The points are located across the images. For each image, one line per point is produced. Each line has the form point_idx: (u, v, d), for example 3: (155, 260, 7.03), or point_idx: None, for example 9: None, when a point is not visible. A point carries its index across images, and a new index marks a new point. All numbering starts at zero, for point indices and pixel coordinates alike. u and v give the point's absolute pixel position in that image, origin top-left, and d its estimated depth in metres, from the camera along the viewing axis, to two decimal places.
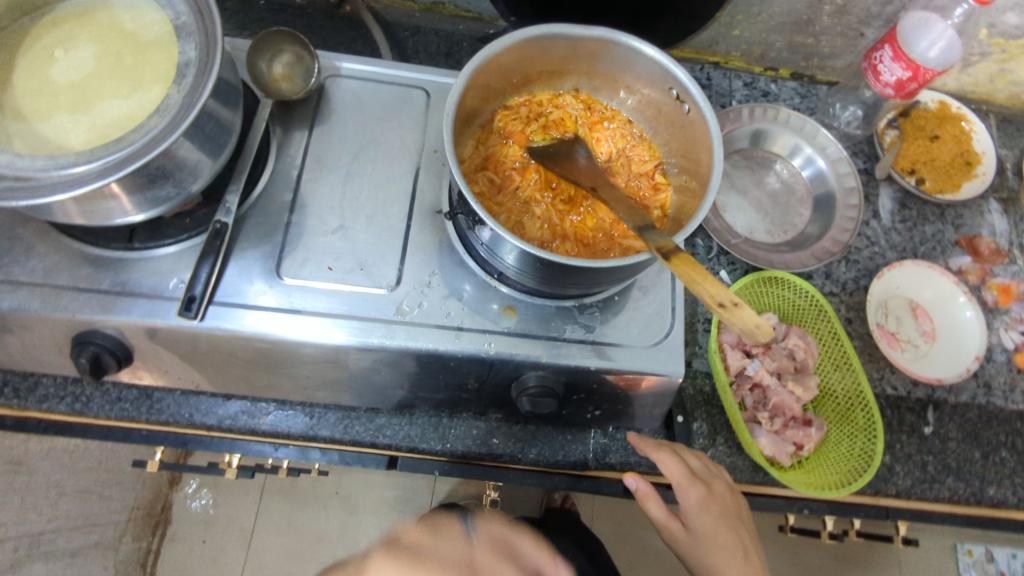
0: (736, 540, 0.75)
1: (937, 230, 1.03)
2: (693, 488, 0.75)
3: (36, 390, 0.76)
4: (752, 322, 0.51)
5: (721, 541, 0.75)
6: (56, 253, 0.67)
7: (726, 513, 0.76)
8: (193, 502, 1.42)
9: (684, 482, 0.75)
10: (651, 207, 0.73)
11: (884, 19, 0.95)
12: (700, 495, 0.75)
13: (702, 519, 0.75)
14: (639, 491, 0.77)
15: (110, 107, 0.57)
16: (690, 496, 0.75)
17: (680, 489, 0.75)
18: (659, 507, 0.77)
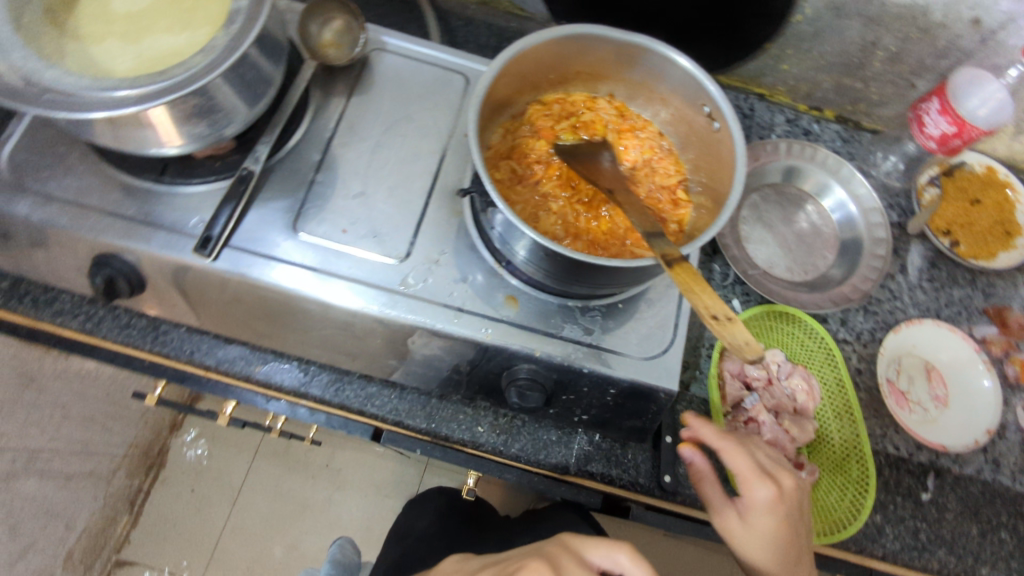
0: (794, 548, 0.66)
1: (965, 295, 1.00)
2: (762, 485, 0.66)
3: (53, 304, 0.79)
4: (741, 338, 0.51)
5: (780, 544, 0.66)
6: (91, 175, 0.70)
7: (792, 515, 0.67)
8: (189, 451, 1.46)
9: (751, 476, 0.66)
10: (668, 219, 0.73)
11: (938, 72, 0.94)
12: (772, 495, 0.65)
13: (765, 520, 0.66)
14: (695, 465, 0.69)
15: (159, 41, 0.61)
16: (760, 491, 0.65)
17: (748, 484, 0.66)
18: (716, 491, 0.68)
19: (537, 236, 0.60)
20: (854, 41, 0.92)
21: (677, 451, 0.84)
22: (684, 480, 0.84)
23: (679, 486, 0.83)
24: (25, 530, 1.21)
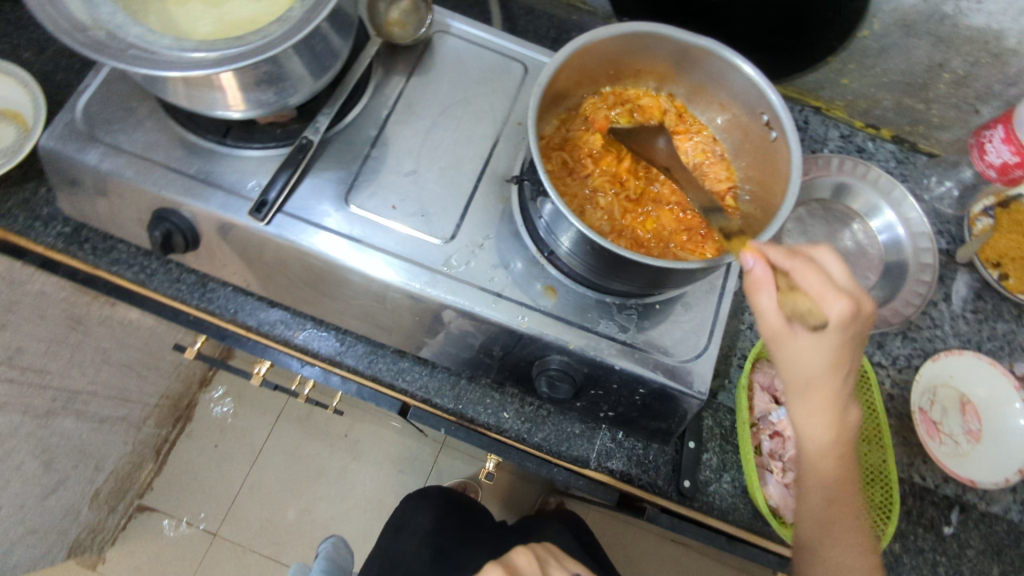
0: (847, 364, 0.59)
1: (1009, 330, 0.98)
2: (841, 304, 0.53)
3: (110, 253, 0.82)
4: (805, 307, 0.54)
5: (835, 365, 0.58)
6: (160, 131, 0.73)
7: (851, 343, 0.57)
8: (215, 407, 1.58)
9: (824, 292, 0.54)
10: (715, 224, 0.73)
11: (1004, 99, 0.92)
12: (846, 316, 0.54)
13: (826, 340, 0.55)
14: (754, 272, 0.56)
15: (238, 7, 0.64)
16: (830, 309, 0.53)
17: (822, 302, 0.54)
18: (774, 303, 0.56)
19: (584, 228, 0.60)
20: (921, 61, 0.91)
21: (698, 457, 0.84)
22: (703, 486, 0.84)
23: (698, 492, 0.83)
24: (59, 466, 1.20)
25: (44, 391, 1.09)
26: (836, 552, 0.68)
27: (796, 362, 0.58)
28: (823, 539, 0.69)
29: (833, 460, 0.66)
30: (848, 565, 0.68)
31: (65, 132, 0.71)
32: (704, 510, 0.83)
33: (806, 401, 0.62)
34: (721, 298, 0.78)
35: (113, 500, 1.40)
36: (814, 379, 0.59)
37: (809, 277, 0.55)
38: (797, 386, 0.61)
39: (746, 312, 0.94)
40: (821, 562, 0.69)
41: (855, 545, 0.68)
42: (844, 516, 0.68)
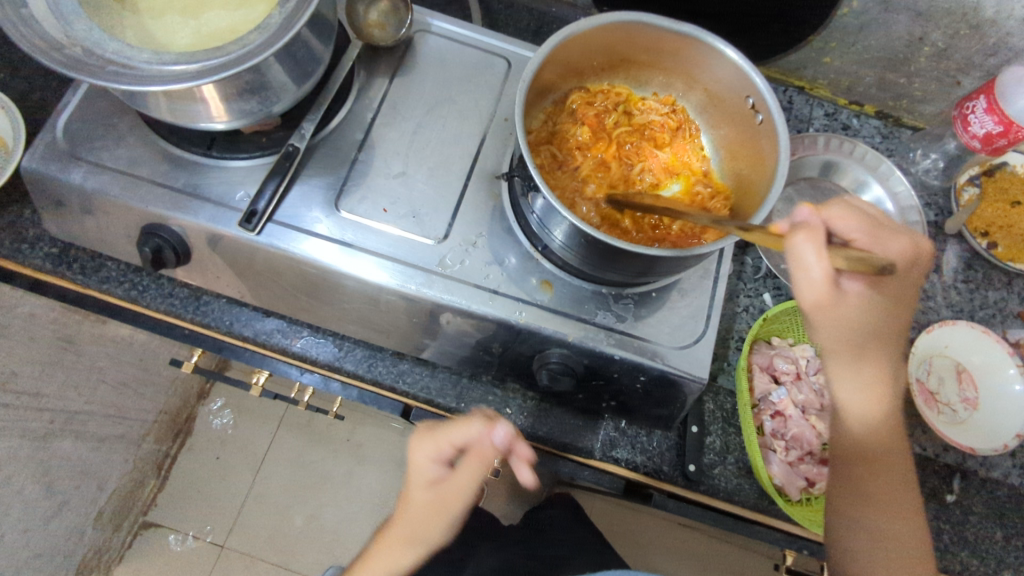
0: (888, 313, 0.61)
1: (1000, 297, 0.99)
2: (888, 240, 0.60)
3: (100, 271, 0.82)
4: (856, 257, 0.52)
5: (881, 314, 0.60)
6: (143, 146, 0.72)
7: (890, 285, 0.61)
8: (214, 420, 1.57)
9: (870, 235, 0.58)
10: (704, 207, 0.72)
11: (985, 70, 0.93)
12: (902, 257, 0.60)
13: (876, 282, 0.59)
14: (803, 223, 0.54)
15: (215, 17, 0.62)
16: (884, 249, 0.59)
17: (873, 247, 0.58)
18: (824, 261, 0.53)
19: (576, 220, 0.60)
20: (901, 35, 0.91)
21: (701, 441, 0.84)
22: (708, 470, 0.84)
23: (703, 476, 0.83)
24: (61, 488, 1.19)
25: (41, 414, 1.08)
26: (881, 518, 0.68)
27: (841, 320, 0.58)
28: (862, 508, 0.68)
29: (879, 432, 0.66)
30: (891, 528, 0.68)
31: (47, 152, 0.70)
32: (709, 493, 0.83)
33: (854, 367, 0.62)
34: (715, 283, 0.78)
35: (118, 519, 1.39)
36: (863, 339, 0.60)
37: (855, 229, 0.58)
38: (846, 350, 0.61)
39: (741, 294, 0.94)
40: (865, 530, 0.68)
41: (901, 511, 0.68)
42: (887, 486, 0.68)
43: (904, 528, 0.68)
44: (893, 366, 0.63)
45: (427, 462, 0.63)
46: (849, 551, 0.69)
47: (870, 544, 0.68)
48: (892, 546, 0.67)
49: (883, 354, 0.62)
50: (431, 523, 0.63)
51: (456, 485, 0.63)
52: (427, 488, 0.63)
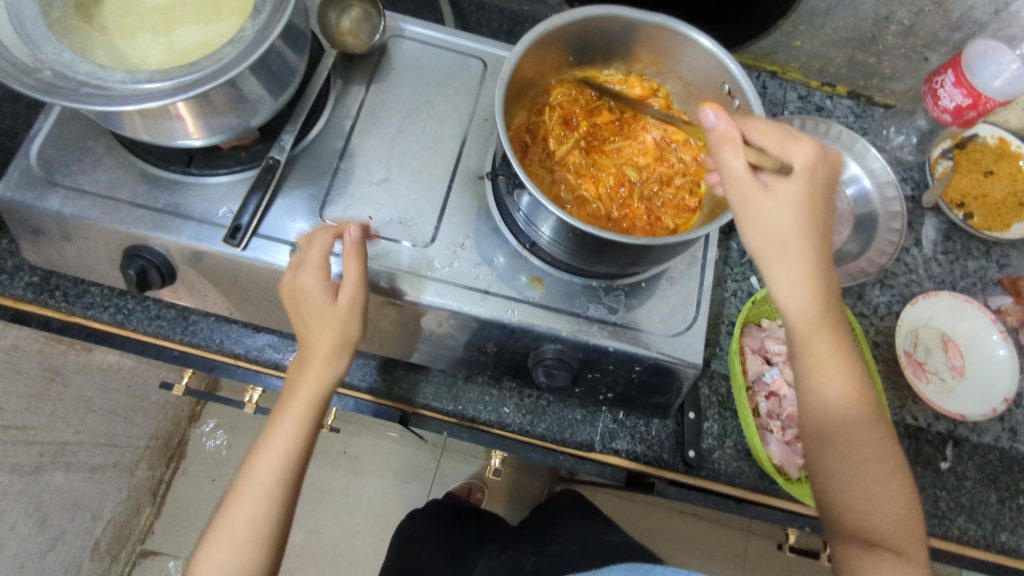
0: (818, 219, 0.58)
1: (980, 266, 1.01)
2: (797, 146, 0.57)
3: (83, 298, 0.80)
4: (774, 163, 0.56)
5: (808, 220, 0.57)
6: (120, 168, 0.71)
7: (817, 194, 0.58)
8: (207, 441, 1.54)
9: (783, 141, 0.57)
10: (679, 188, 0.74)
11: (950, 45, 0.95)
12: (807, 161, 0.56)
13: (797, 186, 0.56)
14: (718, 132, 0.55)
15: (187, 32, 0.61)
16: (801, 157, 0.56)
17: (783, 151, 0.56)
18: (744, 161, 0.55)
19: (561, 213, 0.60)
20: (868, 15, 0.93)
21: (698, 427, 0.85)
22: (708, 454, 0.85)
23: (703, 460, 0.84)
24: (54, 521, 1.16)
25: (30, 447, 1.07)
26: (847, 435, 0.65)
27: (766, 222, 0.56)
28: (837, 430, 0.65)
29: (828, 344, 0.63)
30: (859, 442, 0.66)
31: (22, 180, 0.69)
32: (711, 477, 0.84)
33: (787, 272, 0.58)
34: (703, 269, 0.79)
35: (115, 549, 1.37)
36: (788, 239, 0.57)
37: (766, 137, 0.57)
38: (773, 251, 0.58)
39: (729, 279, 0.95)
40: (837, 451, 0.65)
41: (872, 428, 0.66)
42: (854, 402, 0.65)
43: (874, 443, 0.66)
44: (823, 267, 0.59)
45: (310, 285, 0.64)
46: (829, 475, 0.66)
47: (847, 466, 0.65)
48: (871, 462, 0.65)
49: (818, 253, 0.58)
50: (338, 326, 0.65)
51: (347, 286, 0.64)
52: (322, 301, 0.64)
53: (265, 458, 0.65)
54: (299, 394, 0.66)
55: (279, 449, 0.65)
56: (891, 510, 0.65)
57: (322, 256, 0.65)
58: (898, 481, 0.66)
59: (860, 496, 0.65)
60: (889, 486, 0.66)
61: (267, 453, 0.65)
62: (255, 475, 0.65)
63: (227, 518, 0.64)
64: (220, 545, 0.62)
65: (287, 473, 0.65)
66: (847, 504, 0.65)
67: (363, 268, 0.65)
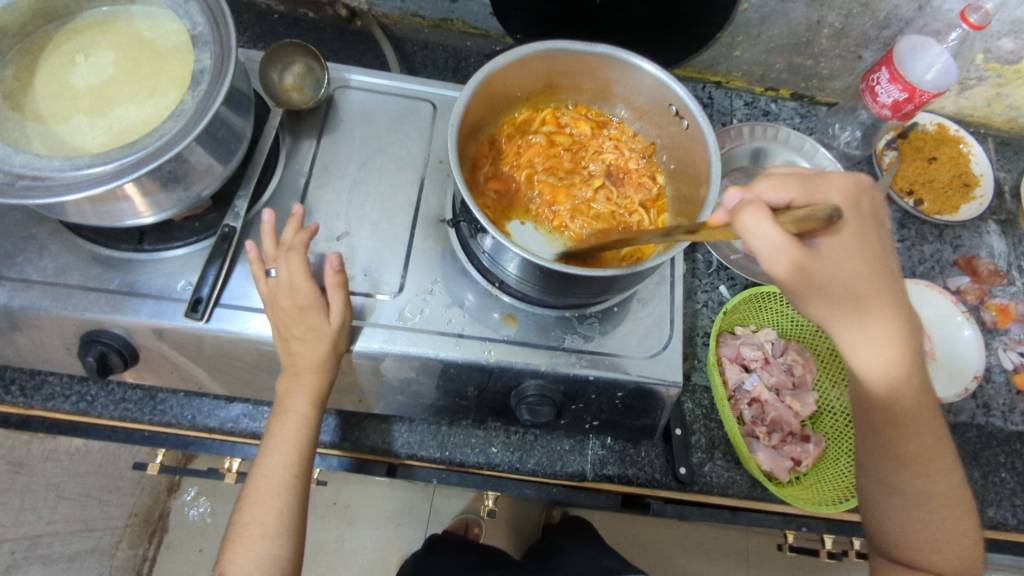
0: (873, 256, 0.55)
1: (935, 250, 1.04)
2: (827, 189, 0.54)
3: (42, 389, 0.77)
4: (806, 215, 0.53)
5: (862, 258, 0.54)
6: (67, 253, 0.68)
7: (868, 229, 0.55)
8: (190, 510, 1.44)
9: (813, 188, 0.54)
10: (644, 197, 0.77)
11: (881, 42, 0.98)
12: (842, 202, 0.54)
13: (846, 231, 0.53)
14: (744, 202, 0.50)
15: (126, 111, 0.59)
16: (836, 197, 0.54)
17: (817, 200, 0.54)
18: (780, 229, 0.48)
19: (526, 253, 0.60)
20: (801, 21, 0.96)
21: (686, 443, 0.85)
22: (698, 468, 0.85)
23: (694, 476, 0.84)
24: None
25: None
26: (919, 478, 0.64)
27: (829, 281, 0.53)
28: (894, 466, 0.65)
29: (905, 386, 0.61)
30: (929, 486, 0.64)
31: None
32: (704, 490, 0.84)
33: (859, 321, 0.57)
34: (672, 286, 0.79)
35: None
36: (854, 289, 0.55)
37: (790, 192, 0.54)
38: (843, 306, 0.56)
39: (699, 290, 0.96)
40: (898, 490, 0.65)
41: (940, 469, 0.65)
42: (927, 445, 0.64)
43: (942, 484, 0.64)
44: (896, 310, 0.57)
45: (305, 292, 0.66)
46: (882, 509, 0.66)
47: (905, 504, 0.65)
48: (936, 501, 0.64)
49: (883, 302, 0.56)
50: (331, 341, 0.65)
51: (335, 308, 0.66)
52: (317, 320, 0.65)
53: (277, 461, 0.65)
54: (298, 396, 0.66)
55: (287, 450, 0.66)
56: (954, 549, 0.62)
57: (306, 278, 0.67)
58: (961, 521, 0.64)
59: (922, 535, 0.63)
60: (953, 527, 0.63)
61: (277, 455, 0.66)
62: (263, 476, 0.65)
63: (247, 517, 0.63)
64: (252, 541, 0.62)
65: (297, 472, 0.66)
66: (904, 540, 0.64)
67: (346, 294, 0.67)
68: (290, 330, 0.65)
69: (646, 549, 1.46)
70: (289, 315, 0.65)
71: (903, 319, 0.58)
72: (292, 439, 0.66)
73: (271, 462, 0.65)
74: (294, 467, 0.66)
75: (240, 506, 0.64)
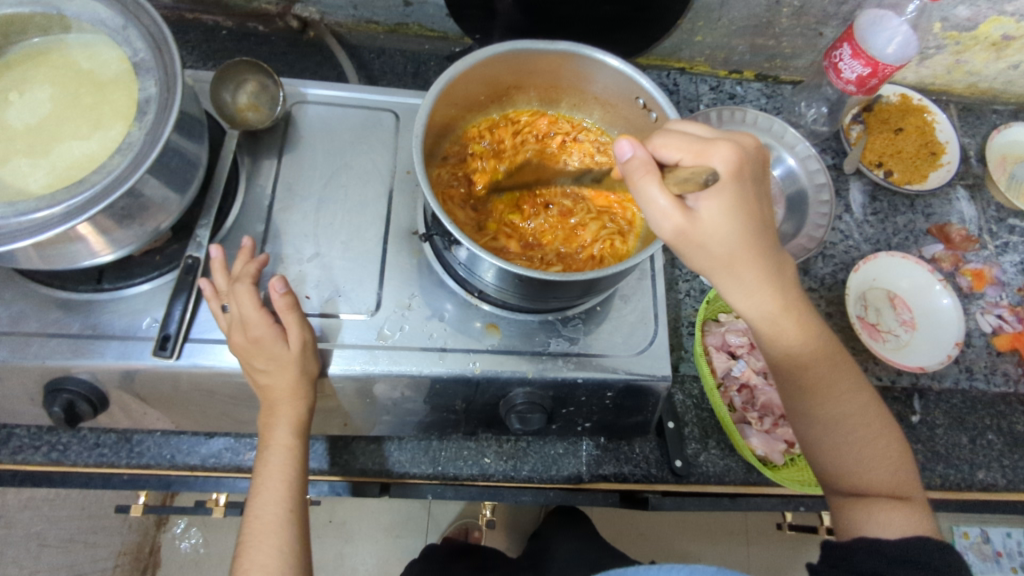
0: (751, 215, 0.53)
1: (909, 220, 1.05)
2: (717, 151, 0.51)
3: (9, 442, 0.74)
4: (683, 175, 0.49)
5: (744, 224, 0.53)
6: (22, 299, 0.65)
7: (752, 197, 0.53)
8: (181, 543, 1.34)
9: (700, 149, 0.51)
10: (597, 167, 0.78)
11: (841, 18, 0.98)
12: (730, 163, 0.51)
13: (733, 196, 0.51)
14: (636, 162, 0.51)
15: (70, 148, 0.56)
16: (723, 160, 0.50)
17: (702, 161, 0.51)
18: (664, 196, 0.50)
19: (500, 262, 0.58)
20: (759, 3, 0.95)
21: (680, 436, 0.84)
22: (694, 459, 0.84)
23: (691, 467, 0.83)
24: None
25: None
26: (830, 407, 0.64)
27: (711, 245, 0.53)
28: (807, 402, 0.65)
29: (798, 328, 0.61)
30: (851, 412, 0.64)
31: None
32: (701, 481, 0.83)
33: (737, 278, 0.56)
34: (654, 280, 0.78)
35: None
36: (733, 251, 0.54)
37: (679, 149, 0.52)
38: (720, 264, 0.55)
39: (680, 280, 0.95)
40: (819, 422, 0.64)
41: (849, 392, 0.65)
42: (824, 375, 0.64)
43: (854, 406, 0.65)
44: (780, 272, 0.57)
45: (257, 316, 0.62)
46: (814, 443, 0.65)
47: (832, 434, 0.64)
48: (856, 425, 0.64)
49: (758, 253, 0.55)
50: (297, 366, 0.63)
51: (289, 329, 0.63)
52: (276, 348, 0.62)
53: (267, 500, 0.63)
54: (279, 428, 0.64)
55: (278, 486, 0.64)
56: (884, 465, 0.63)
57: (256, 308, 0.63)
58: (887, 439, 0.65)
59: (852, 461, 0.64)
60: (878, 445, 0.64)
61: (266, 493, 0.64)
62: (256, 514, 0.63)
63: (246, 562, 0.60)
64: None
65: (292, 506, 0.64)
66: (840, 469, 0.64)
67: (300, 313, 0.64)
68: (254, 362, 0.63)
69: (643, 536, 1.47)
70: (249, 348, 0.63)
71: (780, 267, 0.57)
72: (279, 475, 0.64)
73: (262, 502, 0.63)
74: (287, 502, 0.64)
75: (238, 552, 0.62)
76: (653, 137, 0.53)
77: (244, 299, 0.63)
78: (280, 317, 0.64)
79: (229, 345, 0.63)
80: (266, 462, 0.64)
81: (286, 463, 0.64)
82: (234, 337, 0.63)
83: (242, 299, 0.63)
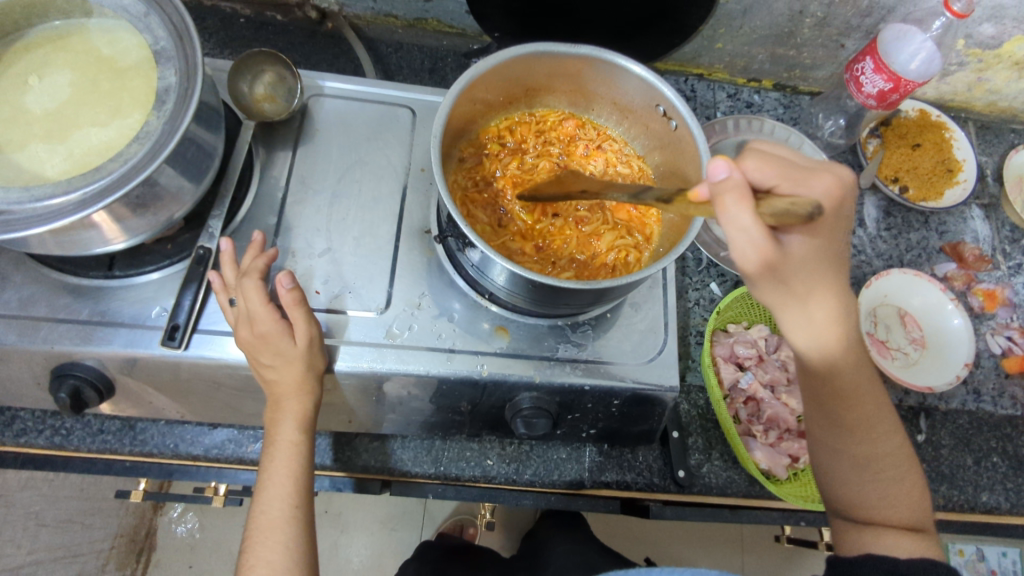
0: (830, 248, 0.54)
1: (922, 237, 1.04)
2: (816, 182, 0.50)
3: (12, 425, 0.74)
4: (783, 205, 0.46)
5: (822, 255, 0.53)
6: (33, 283, 0.65)
7: (836, 230, 0.53)
8: (178, 528, 1.32)
9: (800, 176, 0.50)
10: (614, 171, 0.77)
11: (863, 31, 0.97)
12: (828, 196, 0.51)
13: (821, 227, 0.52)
14: (732, 183, 0.45)
15: (88, 135, 0.56)
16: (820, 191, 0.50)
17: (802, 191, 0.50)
18: (756, 222, 0.47)
19: (514, 267, 0.57)
20: (782, 12, 0.94)
21: (684, 446, 0.83)
22: (697, 470, 0.84)
23: (693, 478, 0.83)
24: None
25: None
26: (864, 446, 0.64)
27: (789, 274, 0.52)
28: (841, 437, 0.64)
29: (845, 364, 0.61)
30: (877, 450, 0.64)
31: None
32: (703, 492, 0.83)
33: (800, 305, 0.55)
34: (665, 289, 0.77)
35: None
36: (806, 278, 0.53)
37: (773, 175, 0.49)
38: (789, 293, 0.54)
39: (690, 289, 0.95)
40: (845, 457, 0.64)
41: (887, 432, 0.64)
42: (868, 413, 0.64)
43: (890, 445, 0.64)
44: (845, 299, 0.57)
45: (264, 312, 0.62)
46: (836, 476, 0.65)
47: (855, 469, 0.64)
48: (886, 463, 0.64)
49: (827, 285, 0.55)
50: (303, 362, 0.63)
51: (296, 325, 0.63)
52: (283, 344, 0.62)
53: (272, 495, 0.63)
54: (285, 424, 0.64)
55: (284, 482, 0.64)
56: (905, 501, 0.63)
57: (263, 303, 0.62)
58: (911, 479, 0.64)
59: (873, 494, 0.63)
60: (901, 482, 0.64)
61: (272, 489, 0.63)
62: (264, 509, 0.63)
63: (252, 559, 0.60)
64: None
65: (297, 502, 0.64)
66: (859, 501, 0.63)
67: (307, 309, 0.64)
68: (261, 358, 0.62)
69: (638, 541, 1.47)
70: (257, 344, 0.62)
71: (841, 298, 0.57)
72: (285, 471, 0.64)
73: (268, 497, 0.63)
74: (292, 498, 0.64)
75: (244, 548, 0.62)
76: (744, 156, 0.51)
77: (252, 293, 0.62)
78: (287, 313, 0.64)
79: (237, 341, 0.63)
80: (274, 458, 0.64)
81: (292, 459, 0.64)
82: (242, 332, 0.62)
83: (250, 294, 0.62)
